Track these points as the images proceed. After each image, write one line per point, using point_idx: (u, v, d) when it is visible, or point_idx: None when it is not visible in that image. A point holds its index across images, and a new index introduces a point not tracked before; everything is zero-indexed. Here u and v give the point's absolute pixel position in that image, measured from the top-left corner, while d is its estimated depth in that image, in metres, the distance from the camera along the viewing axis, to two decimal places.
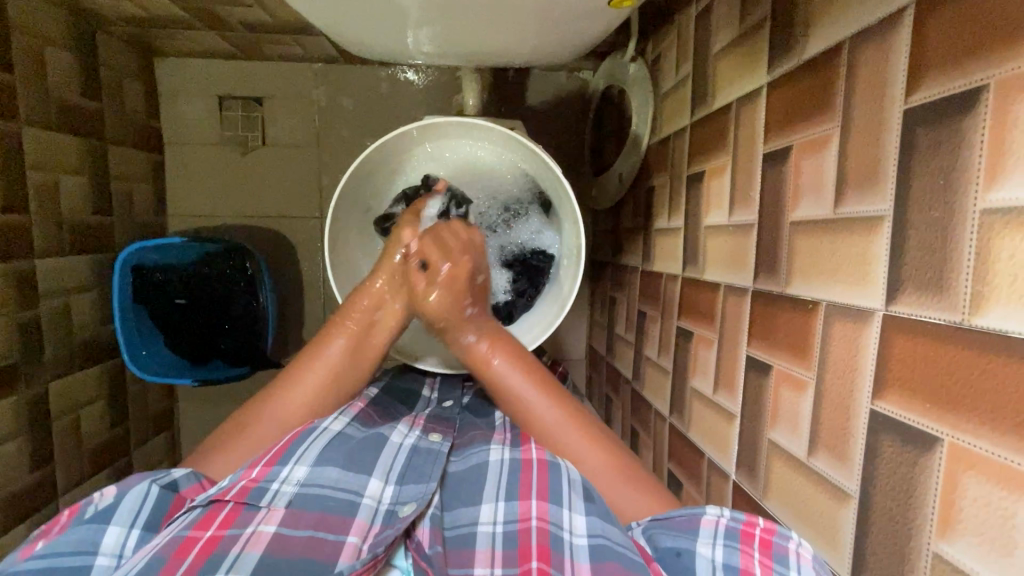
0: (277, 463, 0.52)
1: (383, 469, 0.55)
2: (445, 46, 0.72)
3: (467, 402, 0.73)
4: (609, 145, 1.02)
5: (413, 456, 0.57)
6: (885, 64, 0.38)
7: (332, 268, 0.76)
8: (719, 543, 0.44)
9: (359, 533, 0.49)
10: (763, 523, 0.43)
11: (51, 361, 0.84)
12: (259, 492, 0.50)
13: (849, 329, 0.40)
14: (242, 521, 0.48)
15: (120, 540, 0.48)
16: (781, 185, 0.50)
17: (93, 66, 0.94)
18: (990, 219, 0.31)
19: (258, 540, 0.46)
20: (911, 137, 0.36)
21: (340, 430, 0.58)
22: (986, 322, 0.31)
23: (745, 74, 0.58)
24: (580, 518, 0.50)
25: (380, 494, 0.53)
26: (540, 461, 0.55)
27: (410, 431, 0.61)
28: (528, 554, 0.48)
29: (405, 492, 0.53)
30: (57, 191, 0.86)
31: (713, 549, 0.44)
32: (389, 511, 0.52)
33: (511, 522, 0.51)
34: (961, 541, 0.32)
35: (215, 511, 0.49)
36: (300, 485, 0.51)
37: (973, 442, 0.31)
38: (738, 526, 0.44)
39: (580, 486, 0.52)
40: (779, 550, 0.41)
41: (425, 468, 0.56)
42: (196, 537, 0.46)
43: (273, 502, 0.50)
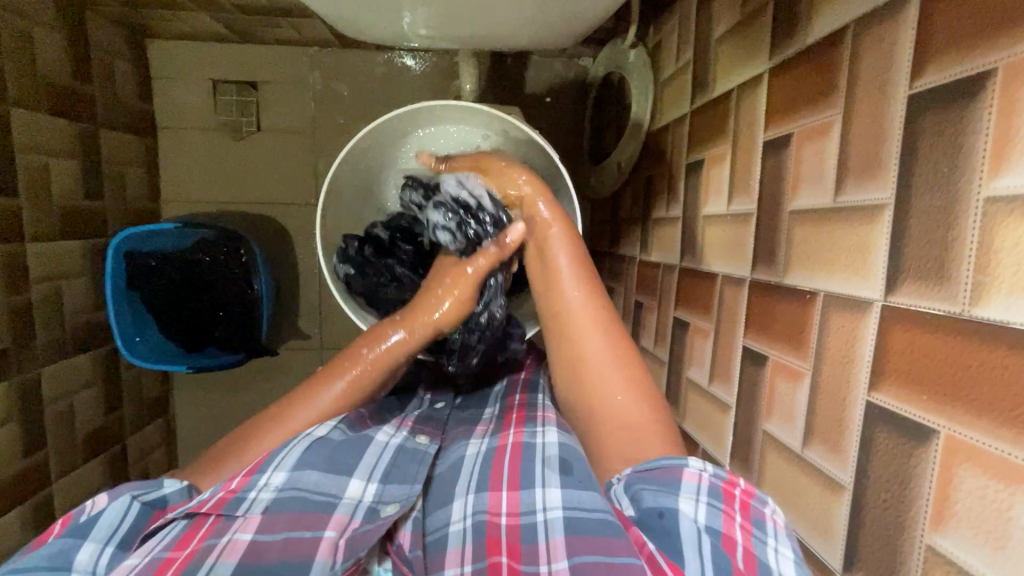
0: (256, 471, 0.51)
1: (365, 470, 0.54)
2: (442, 29, 0.70)
3: (457, 402, 0.74)
4: (609, 133, 1.01)
5: (398, 455, 0.57)
6: (890, 47, 0.37)
7: (325, 254, 0.76)
8: (703, 501, 0.42)
9: (337, 527, 0.48)
10: (742, 483, 0.43)
11: (44, 346, 0.83)
12: (236, 502, 0.49)
13: (847, 319, 0.40)
14: (217, 532, 0.47)
15: (94, 557, 0.46)
16: (782, 173, 0.50)
17: (83, 47, 0.92)
18: (993, 208, 0.30)
19: (233, 550, 0.45)
20: (916, 123, 0.35)
21: (324, 434, 0.55)
22: (986, 313, 0.30)
23: (747, 61, 0.57)
24: (553, 491, 0.49)
25: (361, 493, 0.52)
26: (513, 448, 0.56)
27: (397, 431, 0.60)
28: (498, 548, 0.47)
29: (388, 492, 0.53)
30: (48, 176, 0.85)
31: (697, 508, 0.42)
32: (371, 508, 0.51)
33: (478, 514, 0.50)
34: (955, 534, 0.32)
35: (194, 529, 0.48)
36: (278, 490, 0.50)
37: (969, 434, 0.31)
38: (721, 484, 0.43)
39: (553, 464, 0.52)
40: (758, 513, 0.41)
41: (410, 468, 0.56)
42: (172, 559, 0.45)
43: (249, 510, 0.49)
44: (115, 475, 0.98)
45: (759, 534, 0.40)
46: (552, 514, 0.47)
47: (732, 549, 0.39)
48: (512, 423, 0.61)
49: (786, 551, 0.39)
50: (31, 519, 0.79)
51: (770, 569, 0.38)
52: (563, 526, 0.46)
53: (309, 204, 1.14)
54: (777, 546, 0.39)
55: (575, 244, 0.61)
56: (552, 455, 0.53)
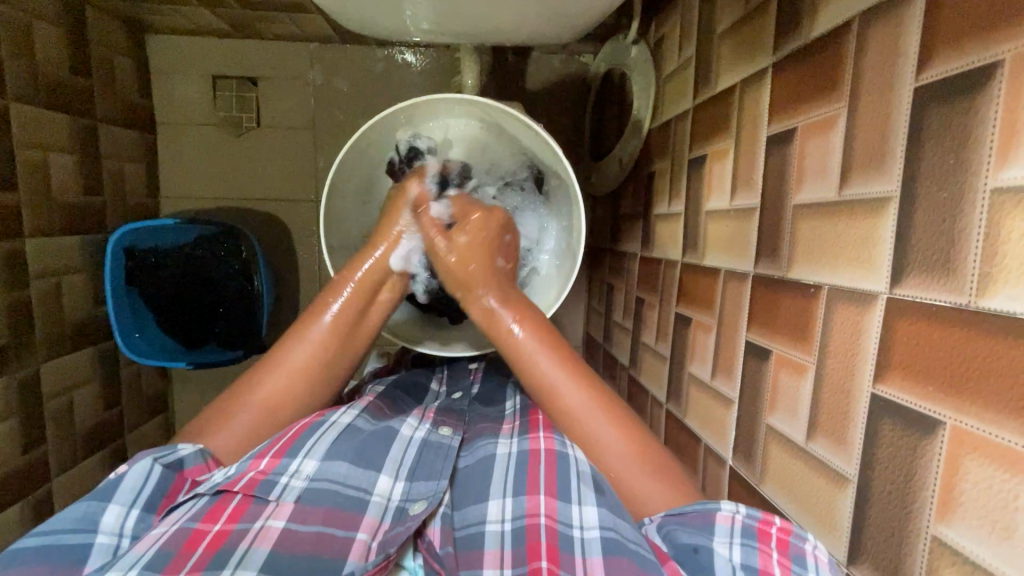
0: (287, 454, 0.52)
1: (392, 466, 0.54)
2: (444, 23, 0.70)
3: (475, 393, 0.74)
4: (609, 130, 1.01)
5: (422, 450, 0.56)
6: (895, 41, 0.38)
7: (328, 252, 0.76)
8: (737, 543, 0.43)
9: (369, 530, 0.48)
10: (780, 521, 0.42)
11: (43, 342, 0.83)
12: (268, 485, 0.50)
13: (852, 312, 0.40)
14: (250, 516, 0.47)
15: (120, 519, 0.47)
16: (785, 169, 0.50)
17: (83, 41, 0.91)
18: (1000, 199, 0.30)
19: (267, 536, 0.45)
20: (921, 116, 0.35)
21: (350, 422, 0.57)
22: (993, 304, 0.30)
23: (750, 56, 0.57)
24: (590, 510, 0.49)
25: (389, 490, 0.52)
26: (548, 453, 0.55)
27: (420, 423, 0.60)
28: (537, 552, 0.46)
29: (415, 489, 0.53)
30: (48, 170, 0.85)
31: (731, 549, 0.43)
32: (399, 508, 0.51)
33: (518, 519, 0.50)
34: (961, 525, 0.32)
35: (223, 502, 0.48)
36: (310, 479, 0.51)
37: (975, 425, 0.31)
38: (754, 523, 0.43)
39: (589, 479, 0.52)
40: (798, 550, 0.40)
41: (436, 464, 0.55)
42: (204, 530, 0.46)
43: (282, 496, 0.49)
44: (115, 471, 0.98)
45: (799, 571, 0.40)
46: (590, 535, 0.47)
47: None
48: (540, 425, 0.59)
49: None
50: (31, 515, 0.79)
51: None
52: (600, 546, 0.46)
53: (309, 200, 1.14)
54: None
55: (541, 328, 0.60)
56: (587, 469, 0.53)
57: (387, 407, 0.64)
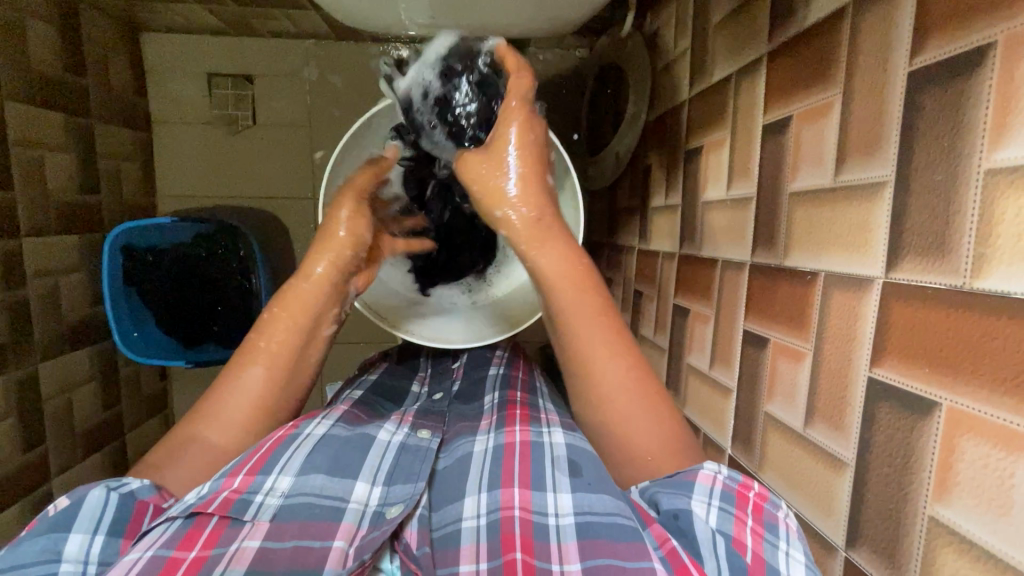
0: (261, 472, 0.50)
1: (369, 473, 0.53)
2: (439, 17, 0.70)
3: (456, 391, 0.73)
4: (606, 123, 1.01)
5: (400, 454, 0.56)
6: (889, 26, 0.38)
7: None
8: (715, 505, 0.44)
9: (346, 537, 0.47)
10: (757, 488, 0.45)
11: (41, 341, 0.83)
12: (243, 504, 0.48)
13: (848, 297, 0.40)
14: (225, 539, 0.45)
15: (84, 546, 0.45)
16: (780, 157, 0.50)
17: (76, 40, 0.91)
18: (993, 179, 0.30)
19: (243, 556, 0.44)
20: (915, 100, 0.35)
21: (324, 433, 0.56)
22: (987, 284, 0.30)
23: (744, 46, 0.57)
24: (565, 496, 0.49)
25: (366, 497, 0.51)
26: (523, 446, 0.55)
27: (399, 428, 0.60)
28: (512, 544, 0.46)
29: (392, 494, 0.52)
30: (43, 170, 0.84)
31: (709, 509, 0.44)
32: (376, 513, 0.50)
33: (493, 512, 0.49)
34: (956, 503, 0.32)
35: (197, 528, 0.46)
36: (285, 496, 0.49)
37: (971, 405, 0.31)
38: (733, 487, 0.44)
39: (563, 465, 0.52)
40: (771, 518, 0.43)
41: (414, 467, 0.55)
42: (179, 560, 0.43)
43: (258, 515, 0.48)
44: (115, 471, 0.98)
45: (771, 538, 0.42)
46: (565, 521, 0.47)
47: (744, 552, 0.41)
48: (516, 419, 0.59)
49: (796, 548, 0.41)
50: (32, 515, 0.79)
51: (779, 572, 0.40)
52: (575, 531, 0.46)
53: (306, 197, 1.14)
54: (788, 549, 0.41)
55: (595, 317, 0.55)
56: (562, 454, 0.53)
57: (365, 414, 0.64)
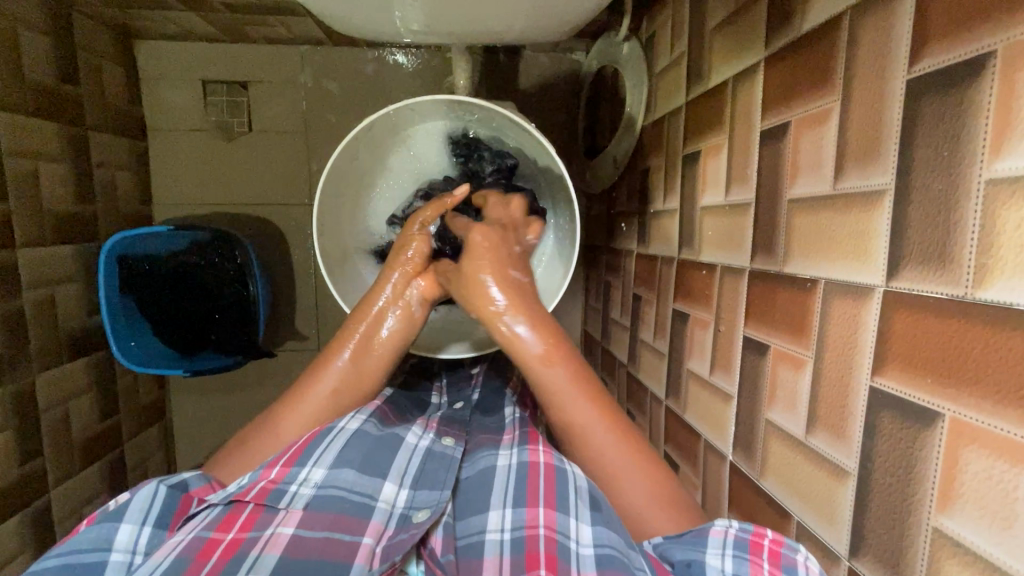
0: (296, 463, 0.52)
1: (397, 474, 0.54)
2: (435, 24, 0.69)
3: (476, 402, 0.73)
4: (603, 127, 1.01)
5: (426, 460, 0.57)
6: (888, 33, 0.37)
7: (329, 270, 0.77)
8: (729, 554, 0.44)
9: (374, 534, 0.49)
10: (771, 535, 0.44)
11: (37, 352, 0.82)
12: (278, 494, 0.51)
13: (848, 306, 0.40)
14: (261, 524, 0.48)
15: (133, 536, 0.49)
16: (779, 163, 0.50)
17: (70, 48, 0.90)
18: (995, 189, 0.30)
19: (276, 542, 0.46)
20: (914, 107, 0.35)
21: (357, 428, 0.57)
22: (990, 295, 0.30)
23: (741, 51, 0.57)
24: (586, 528, 0.49)
25: (394, 498, 0.53)
26: (548, 466, 0.54)
27: (424, 432, 0.61)
28: (536, 562, 0.47)
29: (419, 498, 0.53)
30: (38, 181, 0.84)
31: (722, 560, 0.44)
32: (404, 516, 0.51)
33: (517, 529, 0.50)
34: (960, 515, 0.32)
35: (236, 512, 0.49)
36: (317, 487, 0.51)
37: (974, 416, 0.31)
38: (747, 537, 0.45)
39: (586, 495, 0.50)
40: (790, 560, 0.41)
41: (439, 474, 0.55)
42: (218, 539, 0.46)
43: (291, 503, 0.50)
44: (113, 482, 0.98)
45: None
46: (586, 551, 0.48)
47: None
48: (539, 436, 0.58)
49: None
50: (30, 529, 0.78)
51: None
52: (593, 562, 0.46)
53: (304, 204, 1.14)
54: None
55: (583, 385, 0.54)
56: (585, 484, 0.51)
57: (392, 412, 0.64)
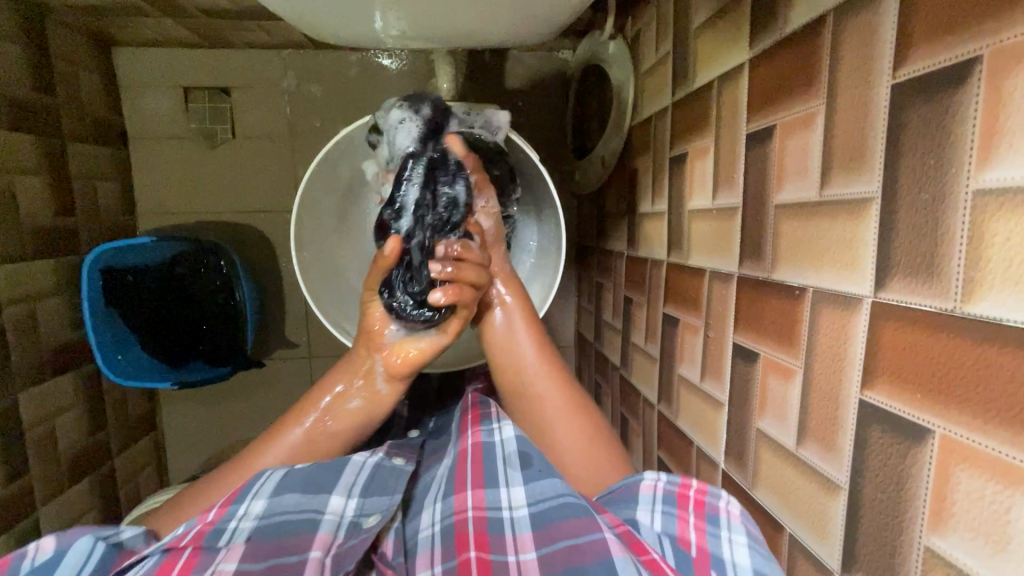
0: (234, 501, 0.50)
1: (344, 488, 0.53)
2: (414, 29, 0.68)
3: (432, 428, 0.75)
4: (591, 126, 0.99)
5: (375, 473, 0.56)
6: (873, 35, 0.36)
7: (310, 292, 0.76)
8: (658, 510, 0.49)
9: (321, 547, 0.48)
10: (695, 485, 0.48)
11: (19, 370, 0.81)
12: (216, 533, 0.47)
13: (836, 316, 0.39)
14: (199, 567, 0.45)
15: None
16: (765, 167, 0.49)
17: (44, 58, 0.88)
18: (983, 201, 0.29)
19: None
20: (900, 112, 0.34)
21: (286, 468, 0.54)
22: (979, 310, 0.29)
23: (726, 51, 0.56)
24: (517, 490, 0.54)
25: (342, 508, 0.52)
26: (475, 446, 0.59)
27: (374, 452, 0.59)
28: (466, 543, 0.49)
29: (368, 504, 0.54)
30: (15, 195, 0.82)
31: (653, 515, 0.49)
32: (353, 522, 0.52)
33: (447, 518, 0.53)
34: (953, 535, 0.31)
35: (173, 559, 0.45)
36: (258, 519, 0.49)
37: (964, 434, 0.30)
38: (673, 490, 0.49)
39: (513, 460, 0.56)
40: (711, 509, 0.47)
41: (389, 480, 0.56)
42: None
43: (231, 540, 0.47)
44: (104, 497, 0.96)
45: (713, 528, 0.46)
46: (518, 513, 0.52)
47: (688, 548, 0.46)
48: (470, 422, 0.63)
49: (737, 528, 0.44)
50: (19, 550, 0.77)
51: (721, 560, 0.44)
52: (527, 524, 0.50)
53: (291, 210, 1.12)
54: (731, 535, 0.44)
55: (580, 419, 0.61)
56: (510, 452, 0.57)
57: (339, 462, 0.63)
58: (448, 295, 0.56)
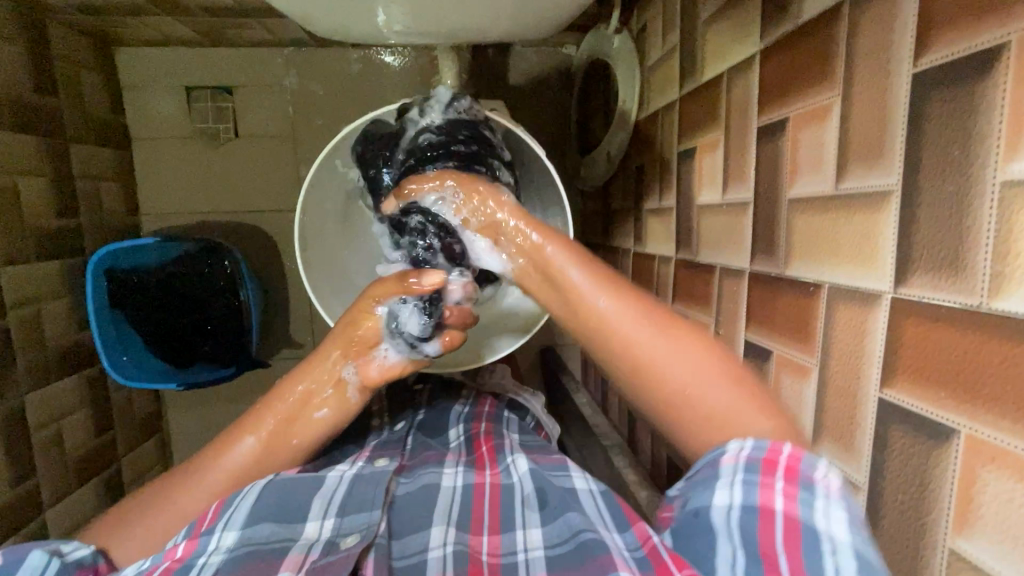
0: (204, 533, 0.48)
1: (321, 507, 0.52)
2: (417, 25, 0.67)
3: (419, 418, 0.71)
4: (596, 122, 0.98)
5: (354, 485, 0.54)
6: (893, 23, 0.35)
7: (314, 291, 0.74)
8: (739, 482, 0.39)
9: (292, 566, 0.45)
10: (789, 449, 0.38)
11: (24, 372, 0.80)
12: (184, 570, 0.45)
13: (854, 313, 0.38)
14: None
15: None
16: (778, 161, 0.47)
17: (46, 58, 0.88)
18: (1010, 192, 0.28)
19: None
20: (922, 102, 0.33)
21: (270, 480, 0.52)
22: (1006, 306, 0.28)
23: (736, 42, 0.55)
24: (534, 532, 0.51)
25: (318, 532, 0.50)
26: (494, 485, 0.57)
27: (352, 465, 0.58)
28: None
29: (346, 524, 0.50)
30: (18, 196, 0.82)
31: (732, 492, 0.39)
32: (330, 542, 0.48)
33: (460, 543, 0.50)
34: (979, 538, 0.30)
35: None
36: (230, 549, 0.47)
37: (992, 434, 0.29)
38: (760, 457, 0.38)
39: (533, 501, 0.54)
40: (806, 478, 0.37)
41: (367, 494, 0.53)
42: None
43: (200, 575, 0.45)
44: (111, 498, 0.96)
45: (806, 497, 0.37)
46: (535, 553, 0.49)
47: (770, 522, 0.37)
48: (488, 460, 0.61)
49: (838, 499, 0.36)
50: None
51: (818, 534, 0.35)
52: (542, 564, 0.48)
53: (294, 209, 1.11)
54: (828, 506, 0.36)
55: (692, 354, 0.44)
56: (529, 490, 0.55)
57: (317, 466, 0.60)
58: (446, 345, 0.56)
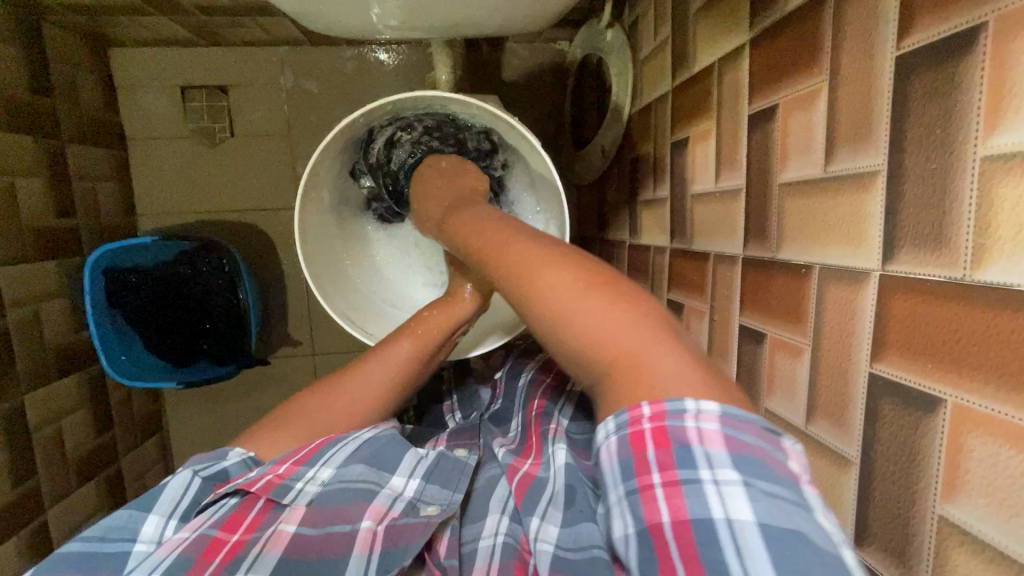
0: (305, 462, 0.52)
1: (408, 467, 0.56)
2: (412, 19, 0.68)
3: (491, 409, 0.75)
4: (590, 116, 0.99)
5: (441, 461, 0.58)
6: (877, 8, 0.36)
7: (315, 284, 0.74)
8: (621, 497, 0.30)
9: (375, 517, 0.50)
10: (649, 410, 0.31)
11: (25, 372, 0.81)
12: (284, 489, 0.50)
13: (844, 291, 0.39)
14: (264, 525, 0.49)
15: (159, 528, 0.48)
16: (768, 147, 0.48)
17: (41, 59, 0.88)
18: (990, 166, 0.29)
19: (279, 540, 0.47)
20: (906, 83, 0.34)
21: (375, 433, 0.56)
22: (988, 277, 0.29)
23: (725, 33, 0.56)
24: (551, 527, 0.51)
25: (403, 488, 0.54)
26: (527, 474, 0.58)
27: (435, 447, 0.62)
28: None
29: (428, 492, 0.55)
30: (15, 197, 0.82)
31: (620, 512, 0.30)
32: (410, 504, 0.53)
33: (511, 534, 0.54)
34: (967, 503, 0.31)
35: (242, 511, 0.49)
36: (324, 485, 0.52)
37: (978, 402, 0.30)
38: (626, 451, 0.31)
39: (557, 499, 0.53)
40: (679, 457, 0.30)
41: (452, 475, 0.57)
42: (223, 539, 0.46)
43: (296, 500, 0.50)
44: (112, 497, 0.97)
45: (688, 478, 0.29)
46: (543, 546, 0.49)
47: (663, 543, 0.28)
48: (533, 451, 0.61)
49: (719, 460, 0.29)
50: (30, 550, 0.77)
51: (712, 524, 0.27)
52: (549, 559, 0.48)
53: (290, 208, 1.12)
54: (713, 485, 0.29)
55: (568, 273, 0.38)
56: (557, 488, 0.54)
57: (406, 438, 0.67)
58: None
